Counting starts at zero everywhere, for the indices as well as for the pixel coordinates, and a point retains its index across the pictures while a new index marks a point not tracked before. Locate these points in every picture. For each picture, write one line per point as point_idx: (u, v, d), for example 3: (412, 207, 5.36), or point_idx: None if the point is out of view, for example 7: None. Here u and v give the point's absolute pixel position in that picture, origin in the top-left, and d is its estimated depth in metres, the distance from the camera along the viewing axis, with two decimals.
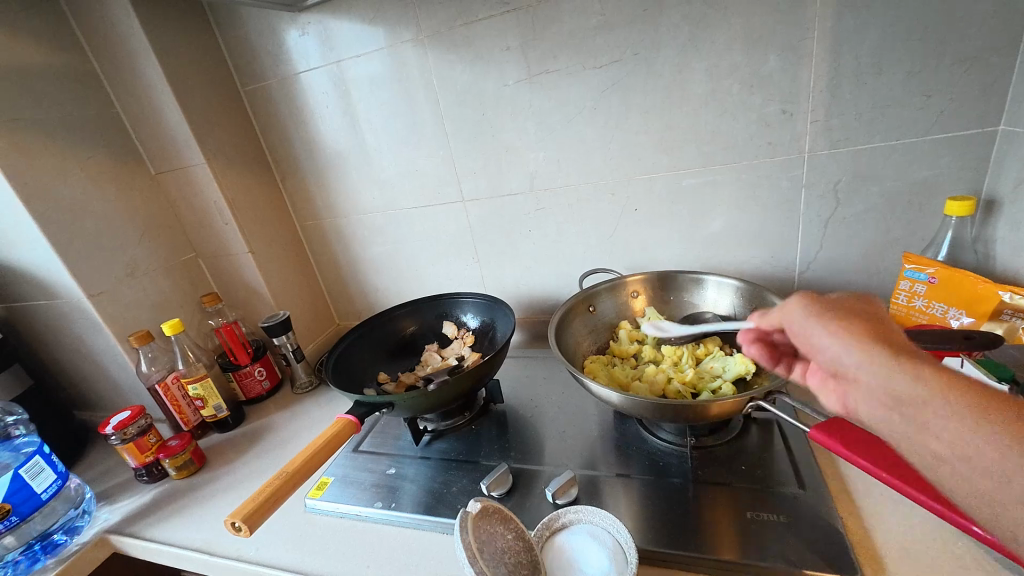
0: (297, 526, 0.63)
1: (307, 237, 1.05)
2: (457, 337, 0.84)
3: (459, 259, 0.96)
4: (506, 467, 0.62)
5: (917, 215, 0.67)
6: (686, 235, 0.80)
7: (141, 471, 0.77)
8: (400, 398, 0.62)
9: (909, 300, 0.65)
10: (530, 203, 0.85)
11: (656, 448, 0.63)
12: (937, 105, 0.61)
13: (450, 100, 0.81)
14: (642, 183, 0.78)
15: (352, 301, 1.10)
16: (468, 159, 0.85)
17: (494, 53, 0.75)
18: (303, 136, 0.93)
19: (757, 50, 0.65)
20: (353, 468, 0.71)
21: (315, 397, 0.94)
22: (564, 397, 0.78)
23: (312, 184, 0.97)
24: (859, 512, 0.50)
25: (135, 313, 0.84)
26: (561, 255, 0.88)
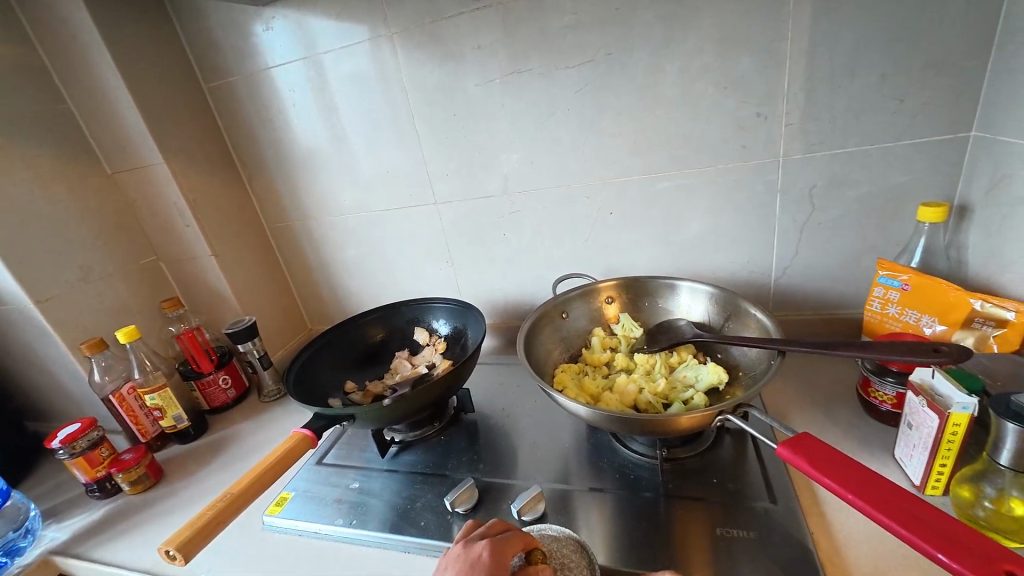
0: (254, 546, 0.60)
1: (275, 240, 1.01)
2: (428, 344, 0.81)
3: (433, 262, 0.93)
4: (473, 481, 0.60)
5: (891, 221, 0.67)
6: (660, 239, 0.78)
7: (92, 486, 0.73)
8: (361, 410, 0.59)
9: (884, 307, 0.64)
10: (503, 206, 0.83)
11: (628, 460, 0.62)
12: (910, 110, 0.61)
13: (420, 99, 0.78)
14: (616, 187, 0.76)
15: (323, 306, 1.06)
16: (441, 161, 0.82)
17: (465, 51, 0.73)
18: (271, 136, 0.90)
19: (732, 52, 0.63)
20: (316, 482, 0.68)
21: (283, 405, 0.91)
22: (538, 406, 0.76)
23: (280, 185, 0.94)
24: (830, 528, 0.48)
25: (89, 319, 0.80)
26: (535, 259, 0.86)
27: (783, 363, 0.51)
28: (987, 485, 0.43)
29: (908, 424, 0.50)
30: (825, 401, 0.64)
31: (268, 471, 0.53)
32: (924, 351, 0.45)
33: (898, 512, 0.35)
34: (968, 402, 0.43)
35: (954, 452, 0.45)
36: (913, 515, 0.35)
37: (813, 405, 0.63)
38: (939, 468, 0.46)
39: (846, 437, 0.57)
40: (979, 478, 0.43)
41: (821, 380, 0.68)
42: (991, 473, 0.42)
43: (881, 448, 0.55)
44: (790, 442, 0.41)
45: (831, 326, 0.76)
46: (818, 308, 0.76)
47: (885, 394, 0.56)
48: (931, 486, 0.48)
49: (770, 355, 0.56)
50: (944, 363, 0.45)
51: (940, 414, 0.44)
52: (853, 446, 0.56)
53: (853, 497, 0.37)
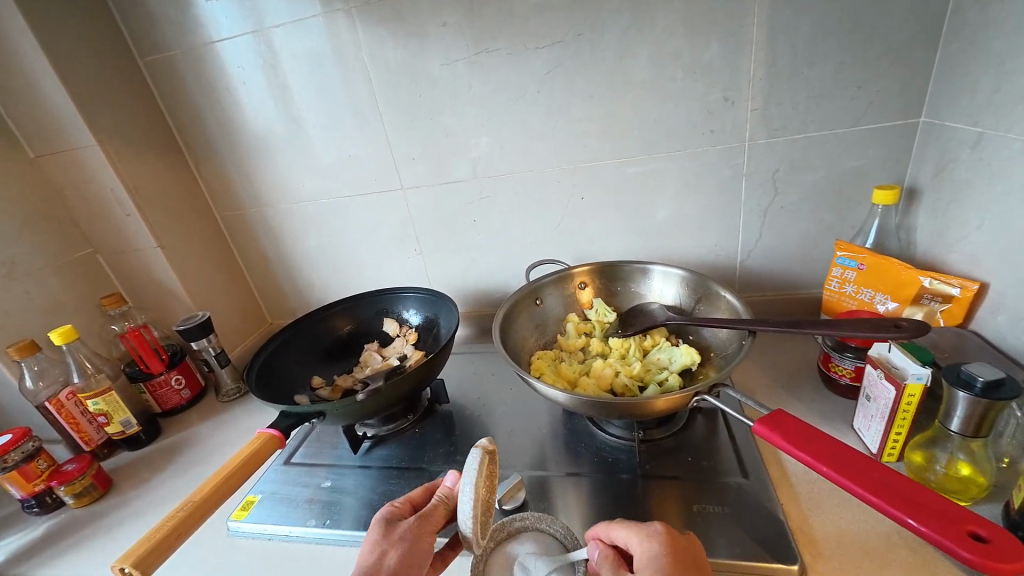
0: (220, 554, 0.57)
1: (229, 230, 0.95)
2: (399, 335, 0.78)
3: (400, 251, 0.90)
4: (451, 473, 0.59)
5: (848, 204, 0.70)
6: (631, 225, 0.79)
7: (30, 502, 0.67)
8: (332, 406, 0.57)
9: (841, 287, 0.67)
10: (473, 192, 0.81)
11: (605, 443, 0.62)
12: (866, 97, 0.63)
13: (383, 80, 0.75)
14: (587, 172, 0.76)
15: (284, 299, 1.01)
16: (406, 145, 0.79)
17: (429, 30, 0.69)
18: (219, 118, 0.83)
19: (700, 36, 0.64)
20: (284, 483, 0.65)
21: (244, 404, 0.86)
22: (513, 394, 0.75)
23: (231, 170, 0.88)
24: (798, 498, 0.51)
25: (16, 320, 0.72)
26: (507, 246, 0.85)
27: (753, 343, 0.53)
28: (938, 450, 0.46)
29: (867, 397, 0.52)
30: (789, 378, 0.66)
31: (232, 478, 0.49)
32: (885, 327, 0.48)
33: (869, 480, 0.37)
34: (922, 374, 0.45)
35: (908, 420, 0.48)
36: (882, 484, 0.36)
37: (778, 382, 0.66)
38: (894, 437, 0.49)
39: (810, 412, 0.60)
40: (930, 444, 0.47)
41: (784, 358, 0.71)
42: (942, 438, 0.45)
43: (841, 421, 0.58)
44: (765, 419, 0.43)
45: (792, 305, 0.79)
46: (780, 289, 0.79)
47: (844, 368, 0.59)
48: (887, 453, 0.50)
49: (741, 336, 0.58)
50: (902, 338, 0.47)
51: (896, 386, 0.47)
52: (816, 420, 0.59)
53: (826, 468, 0.38)
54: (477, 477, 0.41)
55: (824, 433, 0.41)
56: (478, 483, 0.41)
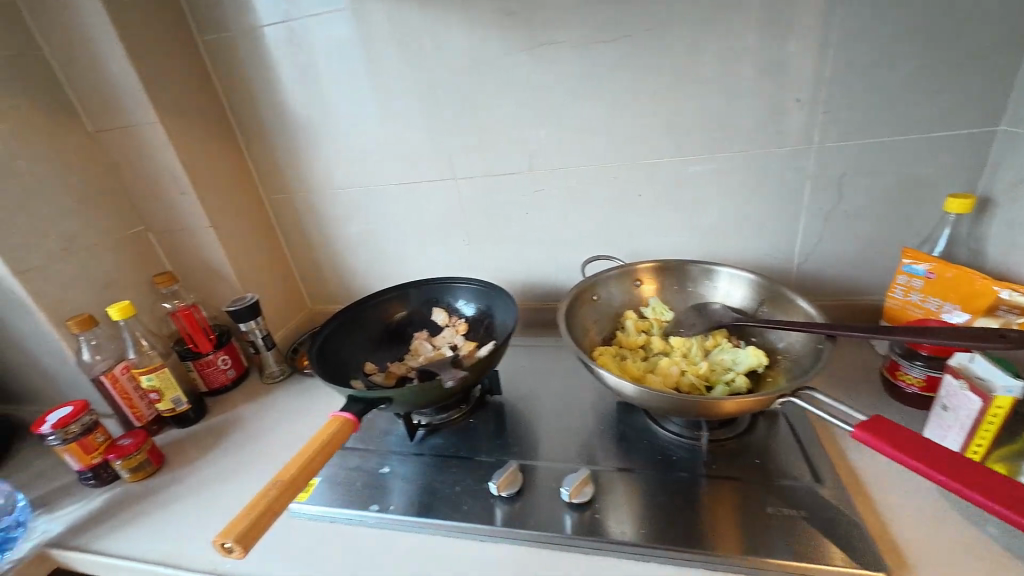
0: (281, 535, 0.57)
1: (274, 212, 0.94)
2: (448, 325, 0.79)
3: (447, 241, 0.90)
4: (515, 464, 0.59)
5: (915, 211, 0.68)
6: (686, 223, 0.78)
7: (86, 474, 0.67)
8: (399, 393, 0.56)
9: (906, 294, 0.67)
10: (527, 184, 0.80)
11: (667, 442, 0.62)
12: (944, 103, 0.62)
13: (444, 67, 0.74)
14: (646, 169, 0.75)
15: (325, 284, 1.01)
16: (462, 133, 0.78)
17: (496, 18, 0.69)
18: (274, 101, 0.83)
19: (777, 34, 0.62)
20: (342, 467, 0.65)
21: (288, 387, 0.86)
22: (563, 389, 0.75)
23: (282, 152, 0.87)
24: (873, 505, 0.50)
25: (75, 294, 0.72)
26: (557, 240, 0.84)
27: (835, 347, 0.51)
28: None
29: (941, 407, 0.52)
30: (849, 385, 0.66)
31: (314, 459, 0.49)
32: (989, 337, 0.46)
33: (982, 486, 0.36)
34: (1013, 385, 0.45)
35: (992, 432, 0.47)
36: (1009, 494, 0.36)
37: (839, 389, 0.65)
38: (976, 447, 0.48)
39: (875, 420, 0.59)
40: (1017, 456, 0.47)
41: (841, 365, 0.70)
42: None
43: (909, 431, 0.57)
44: (868, 425, 0.42)
45: (847, 312, 0.78)
46: (836, 295, 0.78)
47: (912, 377, 0.58)
48: None
49: (813, 338, 0.55)
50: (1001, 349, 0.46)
51: (984, 398, 0.47)
52: None
53: (943, 477, 0.38)
54: (581, 486, 0.55)
55: (937, 444, 0.40)
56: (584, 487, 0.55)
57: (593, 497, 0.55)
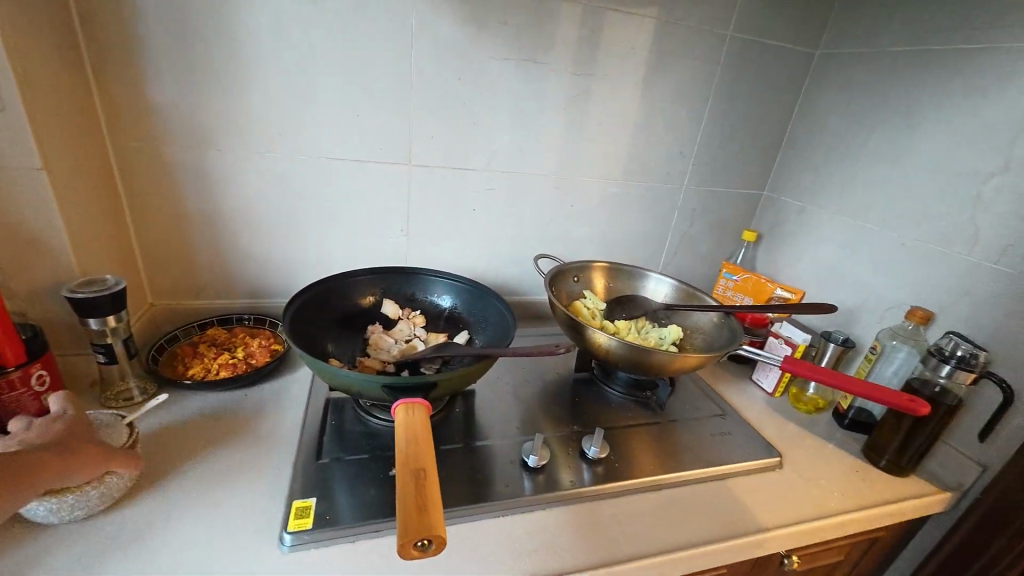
0: (285, 572, 0.45)
1: (124, 165, 0.67)
2: (402, 317, 0.72)
3: (385, 228, 0.82)
4: (538, 436, 0.63)
5: (725, 239, 1.06)
6: (600, 233, 0.97)
7: None
8: (444, 377, 0.52)
9: (724, 293, 1.02)
10: (482, 181, 0.84)
11: (624, 403, 0.77)
12: (746, 172, 0.99)
13: (425, 50, 0.72)
14: (581, 184, 0.90)
15: (192, 270, 0.76)
16: (428, 120, 0.77)
17: (487, 21, 0.73)
18: (171, 17, 0.61)
19: (678, 104, 0.88)
20: (333, 479, 0.54)
21: (163, 406, 0.62)
22: (521, 374, 0.81)
23: (166, 87, 0.64)
24: (753, 422, 0.77)
25: None
26: (498, 238, 0.90)
27: (735, 320, 0.76)
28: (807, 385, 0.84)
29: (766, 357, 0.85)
30: None
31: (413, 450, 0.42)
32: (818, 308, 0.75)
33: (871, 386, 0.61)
34: (804, 337, 0.80)
35: None
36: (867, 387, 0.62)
37: None
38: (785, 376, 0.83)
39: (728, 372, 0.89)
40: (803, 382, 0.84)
41: None
42: None
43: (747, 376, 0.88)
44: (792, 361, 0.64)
45: None
46: None
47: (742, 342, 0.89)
48: (777, 390, 0.84)
49: (717, 317, 0.79)
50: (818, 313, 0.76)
51: (794, 345, 0.81)
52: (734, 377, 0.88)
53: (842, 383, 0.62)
54: (600, 445, 0.63)
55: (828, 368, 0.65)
56: (601, 445, 0.63)
57: (608, 451, 0.64)
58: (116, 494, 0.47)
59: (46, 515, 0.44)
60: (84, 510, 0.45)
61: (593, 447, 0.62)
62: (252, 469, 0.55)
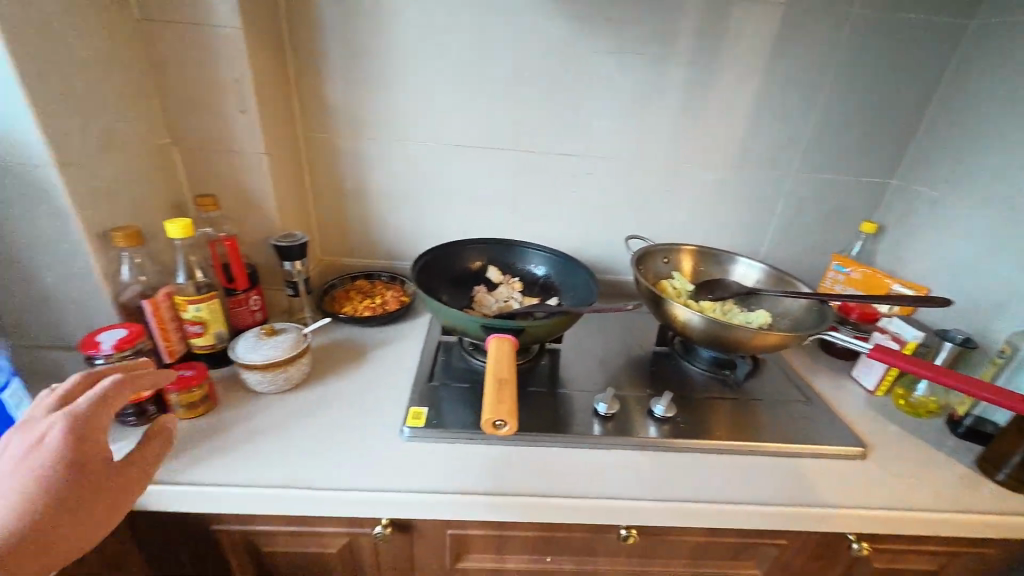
0: (405, 455, 0.60)
1: (309, 152, 0.89)
2: (502, 282, 0.84)
3: (494, 206, 0.95)
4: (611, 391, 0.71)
5: (840, 229, 0.99)
6: (696, 218, 0.99)
7: (128, 411, 0.58)
8: (532, 325, 0.63)
9: (832, 286, 0.97)
10: (581, 166, 0.92)
11: (702, 378, 0.80)
12: (869, 158, 0.93)
13: (537, 50, 0.82)
14: (678, 170, 0.93)
15: (347, 235, 0.97)
16: (536, 111, 0.87)
17: (594, 19, 0.80)
18: (349, 37, 0.80)
19: (789, 87, 0.86)
20: (441, 399, 0.68)
21: (326, 333, 0.83)
22: (604, 343, 0.89)
23: (340, 91, 0.84)
24: (844, 415, 0.75)
25: (109, 205, 0.61)
26: (593, 219, 0.98)
27: (830, 307, 0.74)
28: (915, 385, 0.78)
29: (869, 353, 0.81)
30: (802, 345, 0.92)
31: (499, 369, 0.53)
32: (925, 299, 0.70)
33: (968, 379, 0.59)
34: (917, 334, 0.76)
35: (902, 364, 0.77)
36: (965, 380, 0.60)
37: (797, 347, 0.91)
38: (891, 374, 0.78)
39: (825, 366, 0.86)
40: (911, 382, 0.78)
41: None
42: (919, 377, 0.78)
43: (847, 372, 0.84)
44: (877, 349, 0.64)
45: None
46: None
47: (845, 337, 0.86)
48: (879, 388, 0.80)
49: (811, 304, 0.78)
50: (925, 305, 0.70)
51: (902, 342, 0.77)
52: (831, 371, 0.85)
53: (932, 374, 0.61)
54: (668, 406, 0.69)
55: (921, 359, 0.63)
56: (670, 406, 0.69)
57: (677, 414, 0.69)
58: (292, 381, 0.67)
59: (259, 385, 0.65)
60: (275, 386, 0.66)
61: (661, 406, 0.69)
62: (385, 384, 0.72)
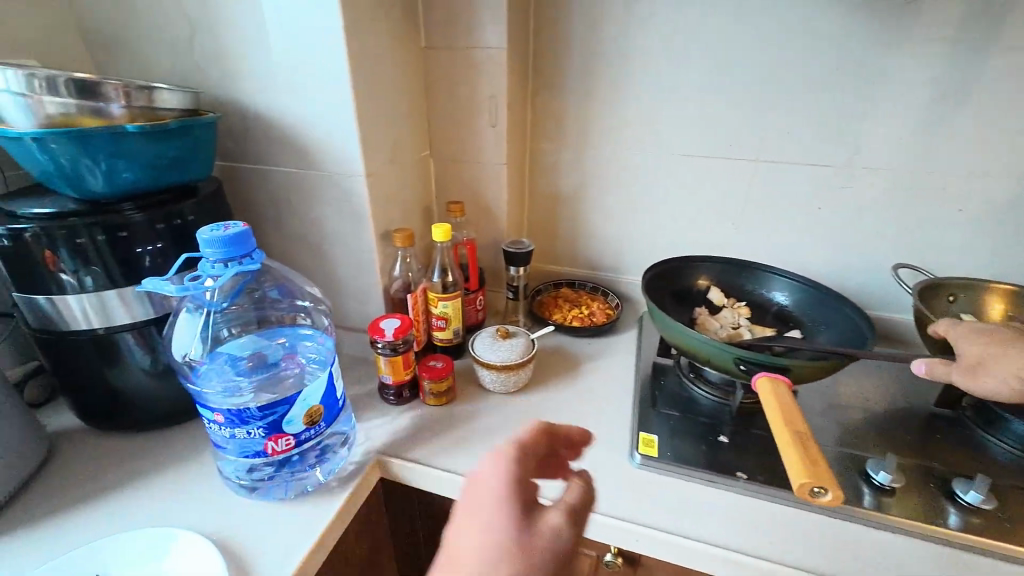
0: (638, 484, 0.56)
1: (532, 162, 0.92)
2: (727, 305, 0.76)
3: (717, 221, 0.87)
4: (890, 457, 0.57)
5: None
6: (998, 247, 0.76)
7: (391, 390, 0.66)
8: (799, 364, 0.54)
9: None
10: (837, 178, 0.79)
11: (1016, 460, 0.60)
12: None
13: (803, 45, 0.72)
14: (981, 184, 0.73)
15: (555, 243, 0.98)
16: (789, 115, 0.77)
17: (888, 5, 0.67)
18: (590, 48, 0.81)
19: None
20: (670, 428, 0.64)
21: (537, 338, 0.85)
22: (854, 391, 0.73)
23: (572, 102, 0.85)
24: None
25: (390, 209, 0.71)
26: (842, 241, 0.83)
27: None
28: None
29: None
30: None
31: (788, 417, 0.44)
32: None
33: None
34: None
35: None
36: None
37: None
38: None
39: None
40: None
41: None
42: None
43: None
44: None
45: None
46: None
47: None
48: None
49: None
50: None
51: None
52: None
53: None
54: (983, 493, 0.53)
55: None
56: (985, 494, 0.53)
57: (992, 506, 0.53)
58: (517, 384, 0.69)
59: (491, 382, 0.69)
60: (502, 386, 0.69)
61: (971, 491, 0.53)
62: (603, 401, 0.70)
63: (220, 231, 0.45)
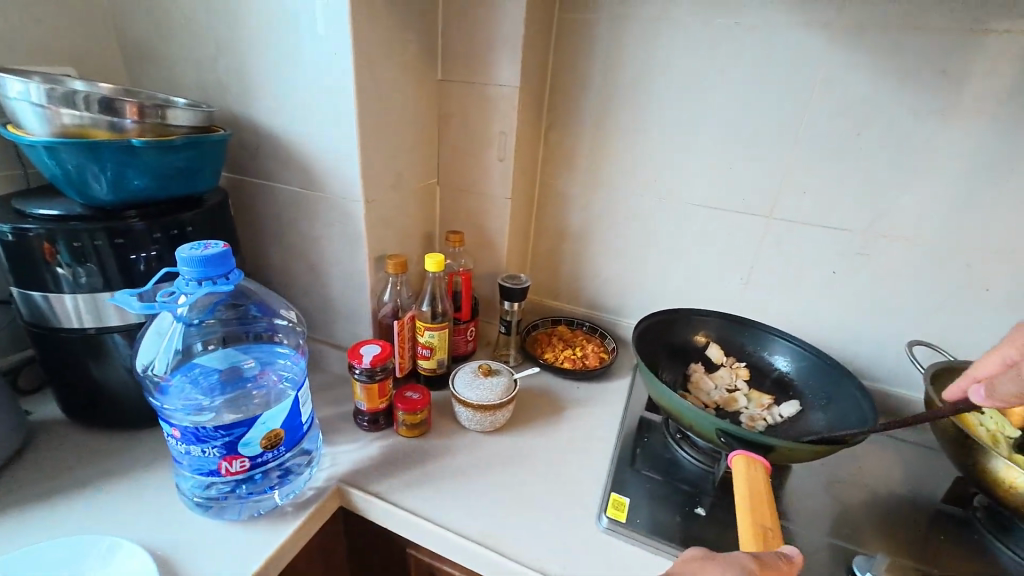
0: (601, 550, 0.53)
1: (541, 197, 0.92)
2: (725, 364, 0.73)
3: (723, 275, 0.84)
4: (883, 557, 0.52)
5: None
6: None
7: (366, 416, 0.66)
8: (784, 445, 0.51)
9: None
10: (854, 243, 0.75)
11: None
12: None
13: (824, 107, 0.70)
14: (1010, 266, 0.68)
15: (558, 278, 0.97)
16: (807, 175, 0.74)
17: (916, 73, 0.65)
18: (607, 92, 0.81)
19: None
20: (645, 492, 0.60)
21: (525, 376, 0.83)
22: (855, 472, 0.68)
23: (585, 142, 0.85)
24: None
25: (388, 234, 0.72)
26: (856, 309, 0.78)
27: None
28: None
29: None
30: None
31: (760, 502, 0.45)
32: None
33: None
34: None
35: None
36: None
37: None
38: None
39: None
40: None
41: None
42: None
43: None
44: None
45: None
46: None
47: None
48: None
49: None
50: None
51: None
52: None
53: None
54: None
55: None
56: None
57: None
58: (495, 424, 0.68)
59: (467, 420, 0.67)
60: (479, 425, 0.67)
61: None
62: (581, 451, 0.67)
63: (200, 250, 0.47)
